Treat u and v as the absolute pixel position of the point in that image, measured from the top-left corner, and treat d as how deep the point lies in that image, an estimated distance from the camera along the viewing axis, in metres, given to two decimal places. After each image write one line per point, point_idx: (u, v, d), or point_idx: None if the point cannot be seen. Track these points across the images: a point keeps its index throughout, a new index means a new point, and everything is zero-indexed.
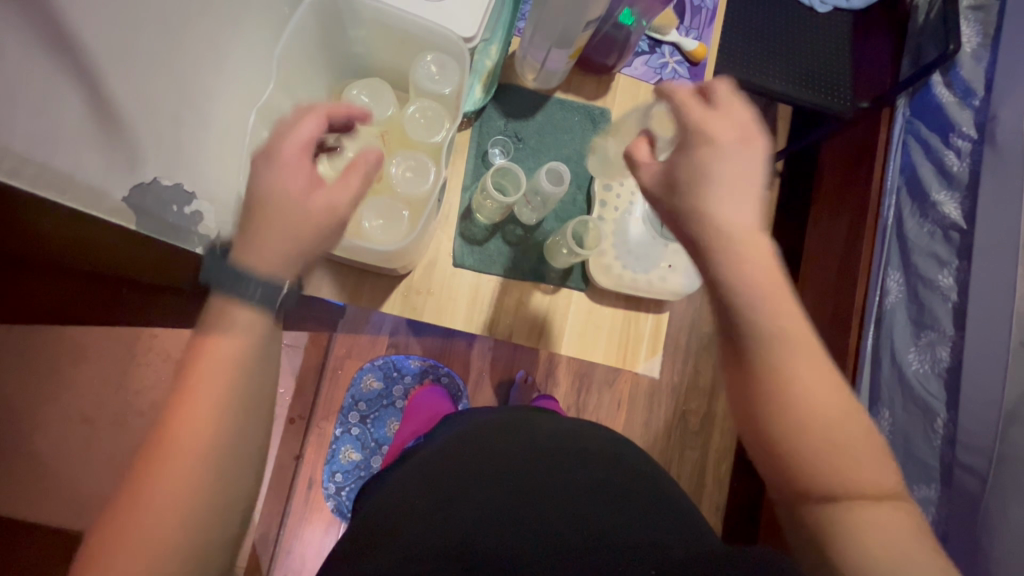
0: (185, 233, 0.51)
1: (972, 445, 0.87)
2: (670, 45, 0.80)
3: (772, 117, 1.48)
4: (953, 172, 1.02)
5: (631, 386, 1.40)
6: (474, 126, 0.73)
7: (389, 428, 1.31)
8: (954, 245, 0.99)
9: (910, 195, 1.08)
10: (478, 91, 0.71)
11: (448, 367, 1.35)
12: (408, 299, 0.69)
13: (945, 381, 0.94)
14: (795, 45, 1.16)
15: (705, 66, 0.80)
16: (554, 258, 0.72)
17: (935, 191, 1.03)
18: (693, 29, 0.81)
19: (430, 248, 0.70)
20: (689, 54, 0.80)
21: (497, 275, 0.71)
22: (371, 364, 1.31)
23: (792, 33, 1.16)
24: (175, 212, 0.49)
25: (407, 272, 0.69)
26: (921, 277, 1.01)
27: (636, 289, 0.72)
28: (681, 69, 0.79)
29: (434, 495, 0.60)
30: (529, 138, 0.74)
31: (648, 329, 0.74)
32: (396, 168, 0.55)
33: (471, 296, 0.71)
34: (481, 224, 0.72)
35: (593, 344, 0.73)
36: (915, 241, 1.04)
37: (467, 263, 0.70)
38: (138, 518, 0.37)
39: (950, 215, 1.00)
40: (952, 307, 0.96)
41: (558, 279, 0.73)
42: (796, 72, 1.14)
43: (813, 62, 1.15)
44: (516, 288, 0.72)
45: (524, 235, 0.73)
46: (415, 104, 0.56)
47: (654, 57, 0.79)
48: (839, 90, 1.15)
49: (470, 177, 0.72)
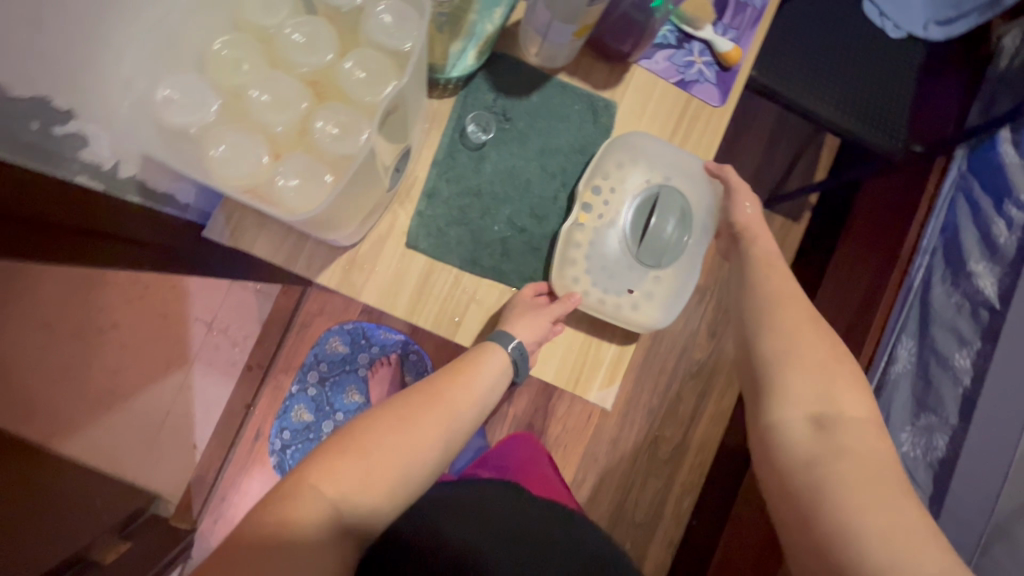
0: (63, 159, 0.45)
1: (948, 548, 0.80)
2: (702, 42, 0.70)
3: (817, 146, 1.35)
4: (1000, 245, 0.91)
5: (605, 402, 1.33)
6: (460, 94, 0.65)
7: (347, 395, 1.28)
8: (981, 325, 0.88)
9: (945, 260, 0.97)
10: (471, 57, 0.62)
11: (418, 344, 1.29)
12: (349, 273, 0.63)
13: (935, 472, 0.85)
14: (851, 69, 1.03)
15: (737, 73, 0.70)
16: (523, 262, 0.66)
17: (974, 262, 0.92)
18: (732, 28, 0.71)
19: (384, 221, 0.63)
20: (722, 56, 0.69)
21: (453, 264, 0.64)
22: (341, 327, 1.27)
23: (855, 55, 1.04)
24: (36, 130, 0.41)
25: (353, 243, 0.62)
26: (935, 352, 0.91)
27: (599, 312, 0.65)
28: (709, 72, 0.69)
29: (446, 517, 0.66)
30: (518, 119, 0.66)
31: (609, 356, 0.67)
32: (322, 124, 0.45)
33: (420, 283, 0.64)
34: (444, 205, 0.64)
35: (544, 361, 0.66)
36: (939, 311, 0.93)
37: (421, 246, 0.63)
38: (326, 474, 0.47)
39: (984, 291, 0.89)
40: (962, 393, 0.86)
41: (521, 282, 0.66)
42: (846, 99, 1.02)
43: (868, 92, 1.03)
44: (472, 283, 0.65)
45: (495, 233, 0.66)
46: (357, 56, 0.46)
47: (681, 53, 0.69)
48: (892, 127, 1.02)
49: (444, 151, 0.64)
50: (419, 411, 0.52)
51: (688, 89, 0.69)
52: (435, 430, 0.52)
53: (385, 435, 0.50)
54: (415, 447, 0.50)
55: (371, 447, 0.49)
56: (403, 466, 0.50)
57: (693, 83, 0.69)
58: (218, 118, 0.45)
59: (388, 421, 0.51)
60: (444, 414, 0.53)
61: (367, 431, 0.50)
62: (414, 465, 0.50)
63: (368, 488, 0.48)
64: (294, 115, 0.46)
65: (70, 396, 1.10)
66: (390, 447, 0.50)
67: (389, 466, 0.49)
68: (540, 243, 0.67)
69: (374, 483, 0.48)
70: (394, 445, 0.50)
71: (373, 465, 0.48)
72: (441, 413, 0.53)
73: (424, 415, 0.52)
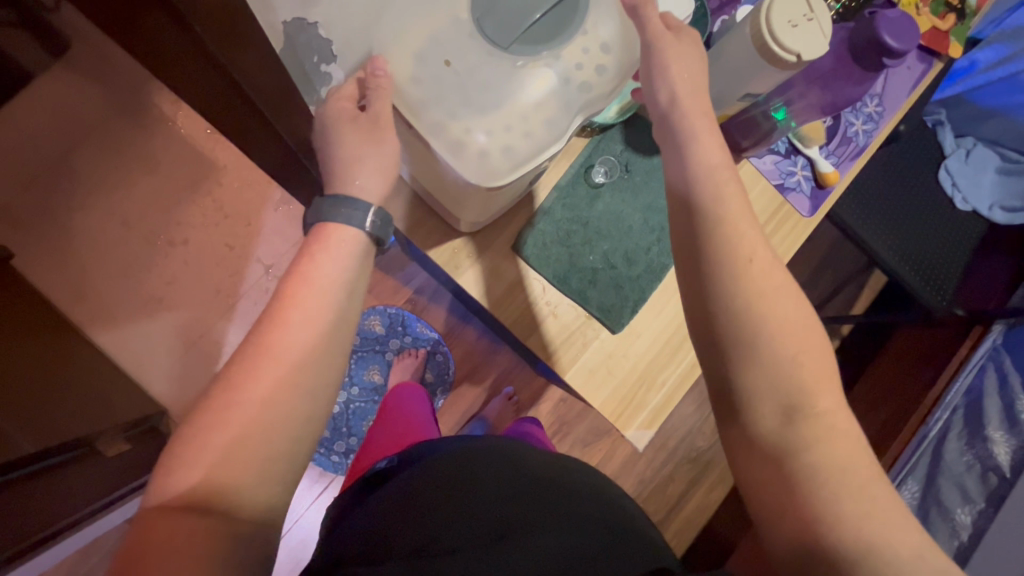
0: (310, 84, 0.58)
1: None
2: (807, 158, 0.78)
3: (862, 282, 1.43)
4: (1020, 418, 0.96)
5: (601, 458, 1.36)
6: (594, 138, 0.74)
7: (368, 373, 1.33)
8: (988, 489, 0.94)
9: (965, 421, 1.03)
10: (613, 111, 0.71)
11: (448, 348, 1.34)
12: (455, 256, 0.70)
13: None
14: (920, 223, 1.11)
15: (829, 193, 0.79)
16: (606, 295, 0.72)
17: (992, 428, 0.98)
18: (835, 155, 0.80)
19: (498, 222, 0.71)
20: (821, 175, 0.78)
21: (545, 277, 0.71)
22: (384, 309, 1.31)
23: (926, 212, 1.12)
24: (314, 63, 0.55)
25: (469, 233, 0.70)
26: (938, 503, 0.98)
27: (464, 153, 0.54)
28: (806, 185, 0.78)
29: (425, 482, 0.64)
30: (636, 173, 0.74)
31: (654, 402, 0.72)
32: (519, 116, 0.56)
33: (512, 284, 0.71)
34: (553, 225, 0.72)
35: (596, 389, 0.71)
36: (949, 466, 1.00)
37: (524, 253, 0.71)
38: (207, 431, 0.43)
39: (997, 457, 0.95)
40: (956, 546, 0.93)
41: (598, 311, 0.72)
42: (909, 247, 1.10)
43: (930, 248, 1.11)
44: (555, 299, 0.72)
45: (589, 262, 0.73)
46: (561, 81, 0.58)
47: (786, 162, 0.78)
48: (943, 286, 1.10)
49: (568, 180, 0.73)
50: (283, 344, 0.47)
51: (784, 194, 0.78)
52: (304, 366, 0.47)
53: (262, 383, 0.45)
54: (285, 392, 0.46)
55: (247, 401, 0.45)
56: (264, 417, 0.45)
57: (790, 190, 0.78)
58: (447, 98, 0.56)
59: (267, 364, 0.46)
60: (315, 340, 0.48)
61: (237, 390, 0.45)
62: (299, 412, 0.47)
63: (251, 437, 0.44)
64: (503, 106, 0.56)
65: (125, 295, 1.18)
66: (265, 391, 0.45)
67: (226, 434, 0.43)
68: (623, 282, 0.72)
69: (250, 436, 0.44)
70: (268, 393, 0.45)
71: (243, 418, 0.44)
72: (274, 364, 0.46)
73: (285, 348, 0.47)
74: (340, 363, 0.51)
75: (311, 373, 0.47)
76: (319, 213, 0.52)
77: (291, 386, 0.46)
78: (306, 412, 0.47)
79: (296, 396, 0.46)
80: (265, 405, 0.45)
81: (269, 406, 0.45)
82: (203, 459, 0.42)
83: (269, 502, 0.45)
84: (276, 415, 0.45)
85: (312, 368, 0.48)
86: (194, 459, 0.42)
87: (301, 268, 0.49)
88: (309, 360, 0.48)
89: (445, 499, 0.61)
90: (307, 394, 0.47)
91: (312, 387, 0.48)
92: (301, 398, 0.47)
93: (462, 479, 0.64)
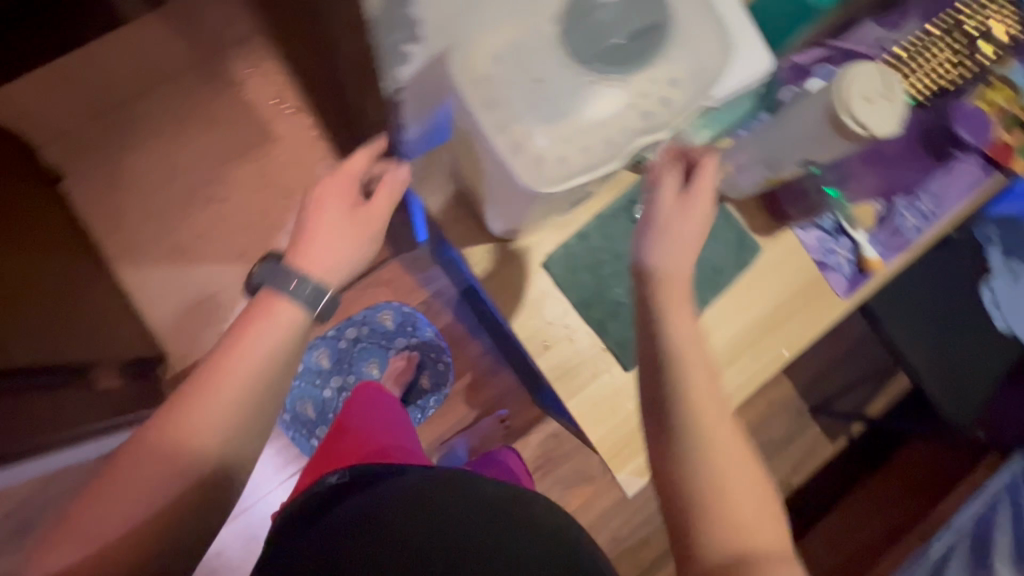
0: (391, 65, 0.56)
1: None
2: (853, 240, 0.77)
3: (883, 382, 1.38)
4: None
5: (580, 503, 1.32)
6: (644, 176, 0.74)
7: (367, 365, 1.31)
8: None
9: (971, 551, 1.00)
10: None
11: (451, 358, 1.32)
12: (485, 260, 0.70)
13: None
14: (955, 334, 1.08)
15: (868, 280, 0.77)
16: (625, 331, 0.71)
17: (997, 562, 0.94)
18: (881, 243, 0.78)
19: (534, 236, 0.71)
20: (864, 259, 0.76)
21: (568, 300, 0.71)
22: (399, 306, 1.30)
23: (963, 324, 1.09)
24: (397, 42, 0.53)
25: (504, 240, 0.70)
26: None
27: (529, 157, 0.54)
28: (847, 267, 0.77)
29: (388, 507, 0.63)
30: None
31: None
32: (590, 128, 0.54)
33: (534, 300, 0.70)
34: (587, 252, 0.72)
35: (598, 423, 0.70)
36: None
37: (553, 271, 0.71)
38: (147, 445, 0.50)
39: None
40: None
41: (614, 345, 0.71)
42: (940, 356, 1.06)
43: (962, 362, 1.07)
44: (574, 323, 0.71)
45: (615, 295, 0.72)
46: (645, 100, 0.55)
47: (831, 240, 0.77)
48: (967, 403, 1.06)
49: (611, 211, 0.72)
50: (225, 370, 0.53)
51: (823, 270, 0.76)
52: (239, 394, 0.53)
53: (199, 404, 0.52)
54: (219, 416, 0.52)
55: (183, 419, 0.51)
56: (197, 434, 0.51)
57: (829, 268, 0.76)
58: (517, 99, 0.53)
59: (208, 382, 0.53)
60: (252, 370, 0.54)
61: (179, 408, 0.52)
62: (225, 427, 0.52)
63: (179, 454, 0.50)
64: (572, 115, 0.53)
65: (156, 238, 1.21)
66: (205, 412, 0.52)
67: (165, 447, 0.50)
68: None
69: (177, 452, 0.50)
70: (202, 415, 0.51)
71: (175, 436, 0.51)
72: (221, 379, 0.53)
73: (230, 370, 0.53)
74: (282, 385, 0.56)
75: (242, 394, 0.53)
76: (268, 282, 0.58)
77: (228, 409, 0.52)
78: (240, 431, 0.53)
79: (231, 421, 0.52)
80: (197, 427, 0.51)
81: (204, 425, 0.51)
82: (134, 473, 0.49)
83: (183, 512, 0.50)
84: (202, 436, 0.51)
85: (245, 395, 0.53)
86: (130, 470, 0.49)
87: (271, 305, 0.57)
88: (244, 388, 0.53)
89: (405, 534, 0.60)
90: (237, 416, 0.53)
91: (246, 410, 0.53)
92: (234, 419, 0.52)
93: (422, 514, 0.63)
